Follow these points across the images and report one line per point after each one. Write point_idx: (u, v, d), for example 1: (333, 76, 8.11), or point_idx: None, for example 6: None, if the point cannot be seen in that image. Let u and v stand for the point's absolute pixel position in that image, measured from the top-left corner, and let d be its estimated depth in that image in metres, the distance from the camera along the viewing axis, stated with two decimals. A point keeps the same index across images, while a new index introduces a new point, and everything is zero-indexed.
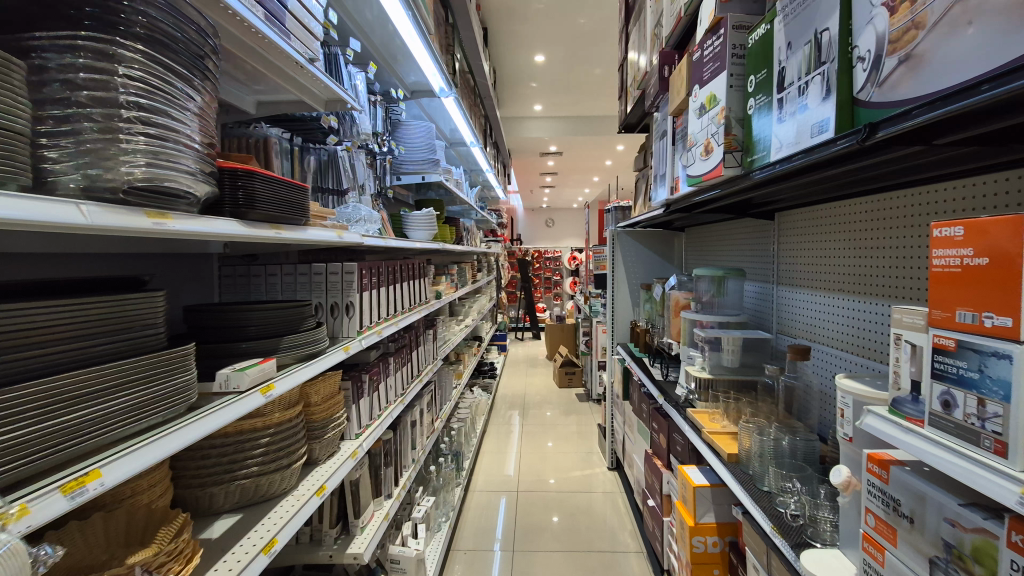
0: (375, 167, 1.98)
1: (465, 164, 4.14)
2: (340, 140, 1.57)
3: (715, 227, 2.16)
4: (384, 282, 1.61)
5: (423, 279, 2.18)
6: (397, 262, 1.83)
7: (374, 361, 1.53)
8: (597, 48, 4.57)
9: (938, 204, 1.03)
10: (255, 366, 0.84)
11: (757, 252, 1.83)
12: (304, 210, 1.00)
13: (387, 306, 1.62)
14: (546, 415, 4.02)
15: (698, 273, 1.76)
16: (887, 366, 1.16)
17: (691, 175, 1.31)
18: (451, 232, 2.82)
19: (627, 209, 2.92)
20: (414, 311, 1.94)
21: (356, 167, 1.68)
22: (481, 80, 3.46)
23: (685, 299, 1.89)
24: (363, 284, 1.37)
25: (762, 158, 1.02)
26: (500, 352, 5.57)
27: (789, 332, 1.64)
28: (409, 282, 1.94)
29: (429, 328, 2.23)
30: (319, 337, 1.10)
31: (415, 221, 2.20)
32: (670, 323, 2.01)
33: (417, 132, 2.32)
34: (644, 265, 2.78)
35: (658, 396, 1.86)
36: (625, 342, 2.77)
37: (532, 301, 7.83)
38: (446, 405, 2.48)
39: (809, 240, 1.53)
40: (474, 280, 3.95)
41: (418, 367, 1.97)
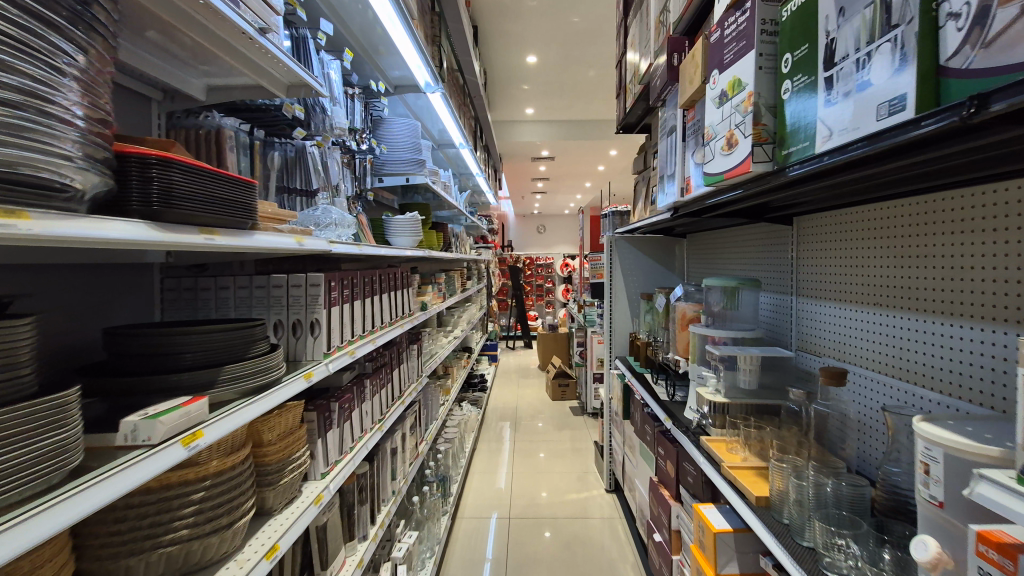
0: (353, 167, 1.80)
1: (455, 167, 3.97)
2: (310, 134, 1.39)
3: (724, 234, 2.00)
4: (359, 294, 1.43)
5: (406, 289, 2.00)
6: (376, 272, 1.65)
7: (347, 385, 1.35)
8: (591, 48, 4.42)
9: (949, 213, 0.97)
10: (175, 409, 0.66)
11: (771, 261, 1.68)
12: (252, 211, 0.82)
13: (363, 323, 1.44)
14: (539, 429, 3.85)
15: (709, 283, 1.60)
16: (897, 386, 1.09)
17: (708, 173, 1.14)
18: (439, 238, 2.65)
19: (625, 214, 2.76)
20: (395, 325, 1.75)
21: (330, 165, 1.50)
22: (471, 78, 3.29)
23: (693, 312, 1.73)
24: (332, 299, 1.19)
25: (801, 150, 0.85)
26: (491, 363, 5.38)
27: (806, 349, 1.50)
28: (390, 294, 1.76)
29: (413, 343, 2.05)
30: (272, 364, 0.92)
31: (398, 227, 2.03)
32: (675, 338, 1.84)
33: (401, 130, 2.15)
34: (644, 273, 2.62)
35: (665, 420, 1.69)
36: (624, 355, 2.60)
37: (523, 309, 7.66)
38: (432, 426, 2.30)
39: (818, 250, 1.45)
40: (463, 288, 3.78)
41: (400, 387, 1.79)
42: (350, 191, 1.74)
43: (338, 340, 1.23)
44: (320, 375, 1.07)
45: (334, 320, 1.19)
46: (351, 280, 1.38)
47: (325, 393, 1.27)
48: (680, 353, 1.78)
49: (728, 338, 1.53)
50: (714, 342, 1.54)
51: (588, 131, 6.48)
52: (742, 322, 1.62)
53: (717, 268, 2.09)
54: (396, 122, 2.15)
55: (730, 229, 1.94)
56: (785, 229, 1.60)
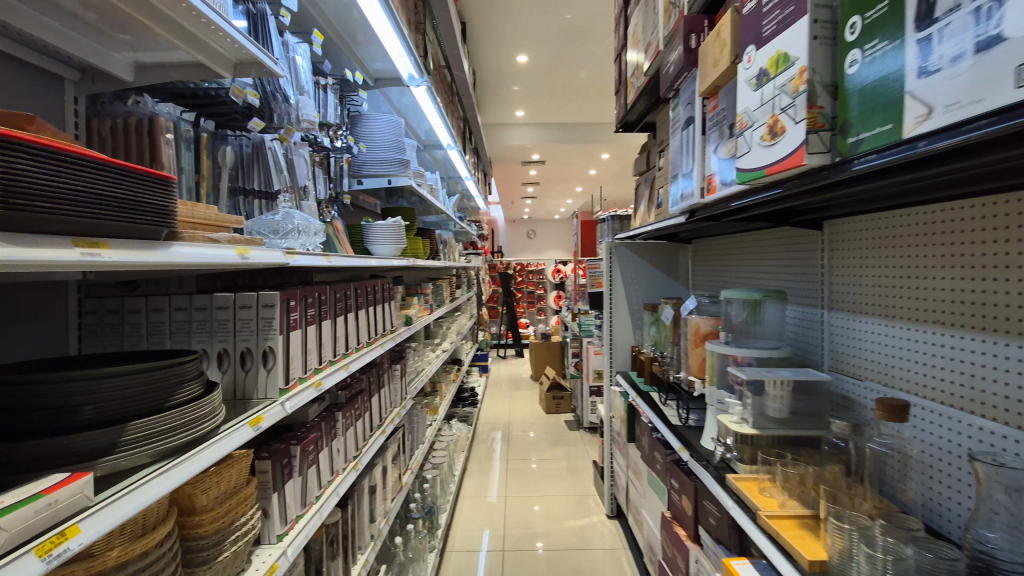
0: (324, 167, 1.60)
1: (443, 169, 3.78)
2: (271, 128, 1.20)
3: (740, 240, 1.83)
4: (328, 314, 1.23)
5: (388, 303, 1.80)
6: (352, 285, 1.45)
7: (312, 421, 1.14)
8: (583, 47, 4.26)
9: None
10: (42, 496, 0.46)
11: (795, 270, 1.50)
12: (169, 216, 0.63)
13: (333, 346, 1.24)
14: (532, 444, 3.65)
15: (729, 295, 1.42)
16: (960, 421, 0.94)
17: (742, 169, 0.97)
18: (425, 246, 2.45)
19: (625, 219, 2.58)
20: (372, 346, 1.55)
21: (296, 163, 1.30)
22: (459, 76, 3.11)
23: (709, 327, 1.56)
24: (292, 322, 0.99)
25: (880, 135, 0.67)
26: (481, 374, 5.18)
27: (837, 370, 1.33)
28: (368, 309, 1.56)
29: (397, 362, 1.85)
30: (204, 412, 0.72)
31: (379, 233, 1.83)
32: (687, 355, 1.67)
33: (382, 128, 1.96)
34: (645, 281, 2.44)
35: (679, 449, 1.50)
36: (626, 371, 2.41)
37: (515, 316, 7.46)
38: (417, 451, 2.10)
39: (850, 259, 1.28)
40: (452, 297, 3.58)
41: (379, 415, 1.58)
42: (320, 194, 1.54)
43: (301, 371, 1.03)
44: (272, 419, 0.86)
45: (294, 347, 0.99)
46: (319, 297, 1.17)
47: (286, 433, 1.07)
48: (694, 373, 1.60)
49: (752, 358, 1.35)
50: (737, 362, 1.36)
51: (579, 134, 6.33)
52: (767, 339, 1.44)
53: (731, 279, 1.91)
54: (376, 118, 1.96)
55: (748, 234, 1.76)
56: (813, 234, 1.42)
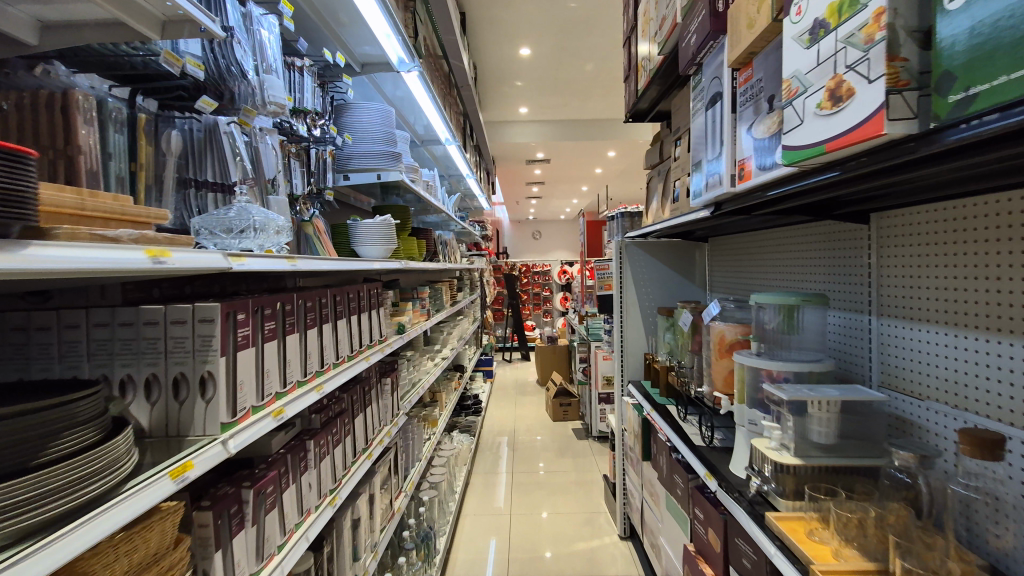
0: (300, 159, 1.43)
1: (443, 167, 3.61)
2: (226, 111, 1.03)
3: (769, 236, 1.64)
4: (296, 327, 1.05)
5: (377, 309, 1.63)
6: (330, 292, 1.27)
7: (273, 455, 0.97)
8: (588, 38, 4.09)
9: None
10: None
11: (835, 270, 1.32)
12: (27, 208, 0.46)
13: (302, 365, 1.06)
14: (538, 454, 3.46)
15: (760, 300, 1.24)
16: None
17: (789, 147, 0.78)
18: (421, 247, 2.28)
19: (635, 215, 2.40)
20: (356, 360, 1.37)
21: (260, 152, 1.14)
22: (457, 67, 2.94)
23: (734, 336, 1.38)
24: (239, 340, 0.82)
25: (1004, 87, 0.48)
26: (485, 380, 5.01)
27: (888, 386, 1.15)
28: (350, 318, 1.38)
29: (388, 375, 1.67)
30: (95, 462, 0.56)
31: (367, 233, 1.66)
32: (710, 367, 1.49)
33: (371, 118, 1.79)
34: (659, 283, 2.26)
35: (704, 475, 1.32)
36: (639, 380, 2.23)
37: (520, 318, 7.29)
38: (412, 470, 1.93)
39: (902, 257, 1.10)
40: (452, 301, 3.41)
41: (365, 437, 1.40)
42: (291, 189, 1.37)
43: (254, 399, 0.85)
44: (207, 463, 0.69)
45: (241, 371, 0.81)
46: (282, 308, 1.00)
47: (239, 473, 0.89)
48: (718, 388, 1.42)
49: (790, 373, 1.17)
50: (771, 378, 1.18)
51: (585, 131, 6.15)
52: (805, 349, 1.25)
53: (761, 280, 1.72)
54: (364, 108, 1.79)
55: (779, 230, 1.57)
56: (857, 229, 1.23)
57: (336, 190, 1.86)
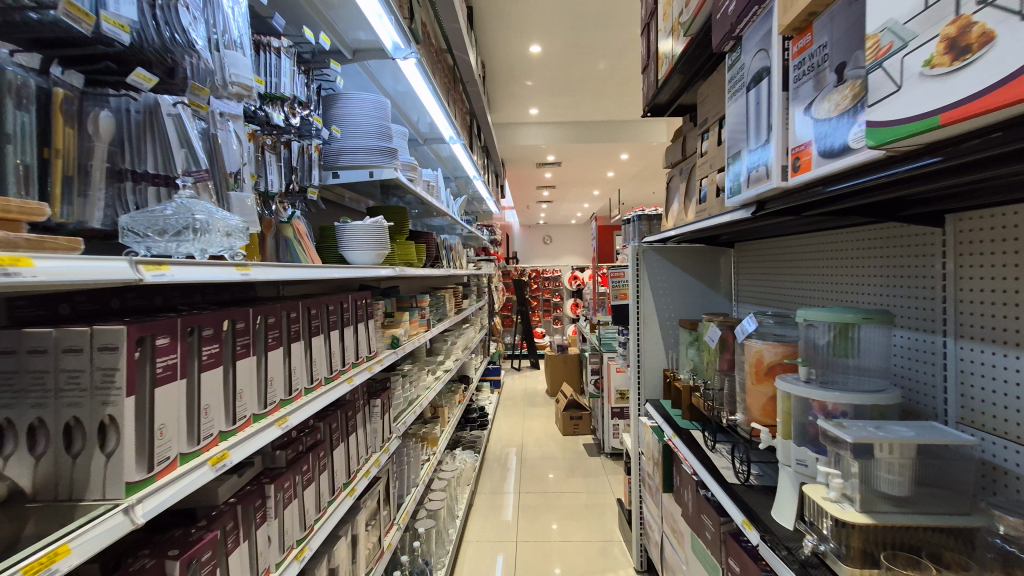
0: (276, 152, 1.26)
1: (449, 168, 3.46)
2: (171, 91, 0.87)
3: (812, 242, 1.44)
4: (250, 349, 0.87)
5: (367, 322, 1.45)
6: (304, 305, 1.10)
7: (218, 508, 0.79)
8: (602, 33, 3.90)
9: None
10: None
11: (896, 282, 1.12)
12: None
13: (257, 394, 0.88)
14: (546, 472, 3.26)
15: (809, 317, 1.05)
16: None
17: (878, 124, 0.59)
18: (421, 251, 2.10)
19: (653, 219, 2.21)
20: (336, 383, 1.19)
21: (221, 141, 0.97)
22: (463, 61, 2.77)
23: (775, 359, 1.21)
24: (159, 372, 0.64)
25: None
26: (492, 390, 4.82)
27: (971, 425, 0.94)
28: (330, 333, 1.20)
29: (380, 396, 1.48)
30: None
31: (356, 235, 1.48)
32: (745, 391, 1.30)
33: (363, 110, 1.62)
34: (680, 292, 2.07)
35: (740, 522, 1.12)
36: (658, 399, 2.03)
37: (529, 326, 7.09)
38: (407, 498, 1.75)
39: (989, 268, 0.90)
40: (457, 309, 3.24)
41: (348, 471, 1.22)
42: (264, 185, 1.21)
43: (182, 444, 0.68)
44: (99, 542, 0.51)
45: (160, 411, 0.63)
46: (232, 328, 0.82)
47: (168, 535, 0.71)
48: (755, 418, 1.24)
49: (848, 407, 0.98)
50: (825, 412, 0.99)
51: (596, 132, 5.97)
52: (864, 376, 1.06)
53: (802, 291, 1.52)
54: (356, 98, 1.62)
55: (825, 234, 1.37)
56: (927, 232, 1.03)
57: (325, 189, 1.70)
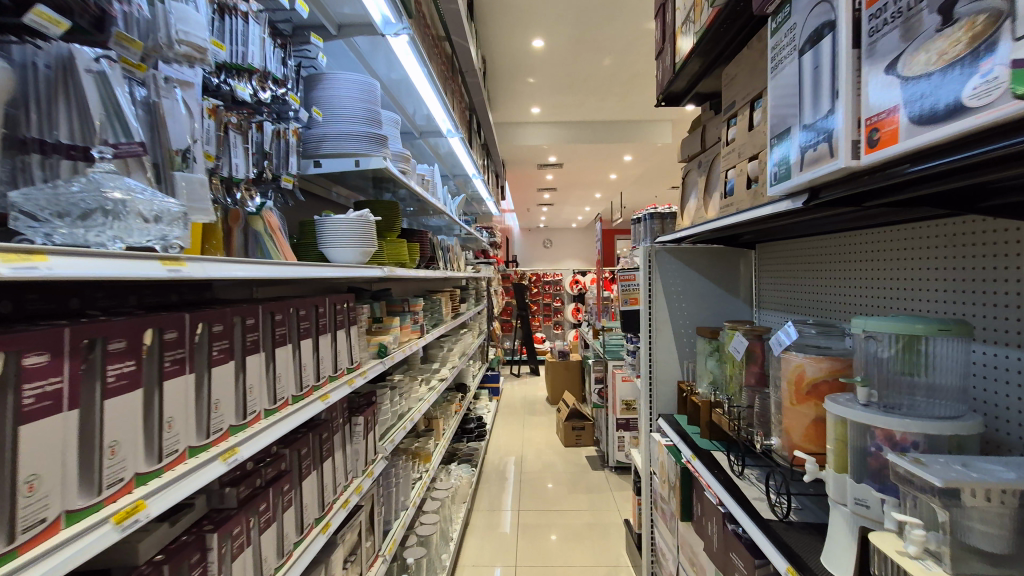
0: (243, 132, 1.10)
1: (446, 164, 3.30)
2: (93, 40, 0.67)
3: (856, 241, 1.27)
4: (185, 364, 0.72)
5: (350, 329, 1.28)
6: (267, 310, 0.93)
7: (138, 570, 0.62)
8: (608, 28, 3.75)
9: None
10: None
11: (970, 288, 0.95)
12: None
13: (192, 418, 0.73)
14: (547, 487, 3.07)
15: (868, 327, 0.89)
16: None
17: None
18: (414, 251, 1.94)
19: (666, 217, 2.05)
20: (309, 402, 1.01)
21: (163, 112, 0.80)
22: (462, 51, 2.61)
23: (819, 376, 1.05)
24: (28, 404, 0.50)
25: None
26: (491, 398, 4.65)
27: None
28: (301, 343, 1.03)
29: (365, 413, 1.31)
30: None
31: (333, 230, 1.31)
32: (783, 412, 1.13)
33: (348, 92, 1.46)
34: (696, 297, 1.90)
35: (783, 570, 0.95)
36: (672, 414, 1.86)
37: (529, 331, 6.91)
38: (394, 523, 1.57)
39: None
40: (454, 313, 3.07)
41: (322, 503, 1.04)
42: (231, 171, 1.06)
43: (70, 498, 0.54)
44: None
45: (31, 457, 0.50)
46: (158, 339, 0.68)
47: None
48: (796, 443, 1.08)
49: (919, 436, 0.81)
50: (893, 442, 0.83)
51: (600, 133, 5.81)
52: (936, 399, 0.89)
53: (843, 296, 1.35)
54: (340, 78, 1.46)
55: (873, 231, 1.20)
56: (1012, 228, 0.86)
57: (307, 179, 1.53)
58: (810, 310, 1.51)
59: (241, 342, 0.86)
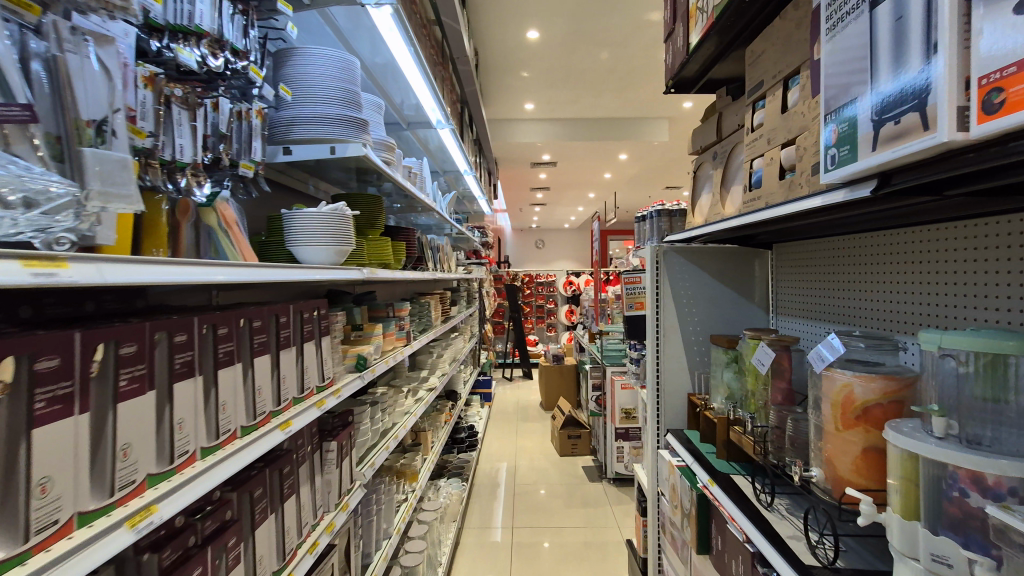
0: (191, 107, 0.92)
1: (436, 159, 3.13)
2: None
3: (909, 238, 1.12)
4: (71, 403, 0.54)
5: (323, 341, 1.11)
6: (208, 324, 0.76)
7: None
8: (606, 20, 3.60)
9: None
10: None
11: None
12: None
13: (83, 472, 0.54)
14: (543, 500, 2.91)
15: (947, 344, 0.73)
16: None
17: None
18: (400, 251, 1.77)
19: (675, 214, 1.89)
20: (263, 433, 0.84)
21: (69, 70, 0.63)
22: (454, 36, 2.45)
23: (871, 399, 0.90)
24: None
25: None
26: (482, 404, 4.48)
27: None
28: (255, 361, 0.86)
29: (339, 437, 1.13)
30: None
31: (297, 227, 1.13)
32: (825, 439, 0.97)
33: (320, 68, 1.29)
34: (708, 302, 1.74)
35: None
36: (681, 430, 1.70)
37: (522, 333, 6.75)
38: (374, 556, 1.40)
39: None
40: (444, 316, 2.90)
41: (282, 552, 0.87)
42: (176, 155, 0.89)
43: None
44: None
45: None
46: (26, 369, 0.49)
47: None
48: (844, 477, 0.92)
49: (1016, 479, 0.64)
50: (984, 488, 0.66)
51: (595, 131, 5.66)
52: None
53: (888, 300, 1.20)
54: (313, 53, 1.29)
55: (930, 228, 1.05)
56: None
57: (280, 172, 1.41)
58: (847, 317, 1.35)
59: (165, 366, 0.68)
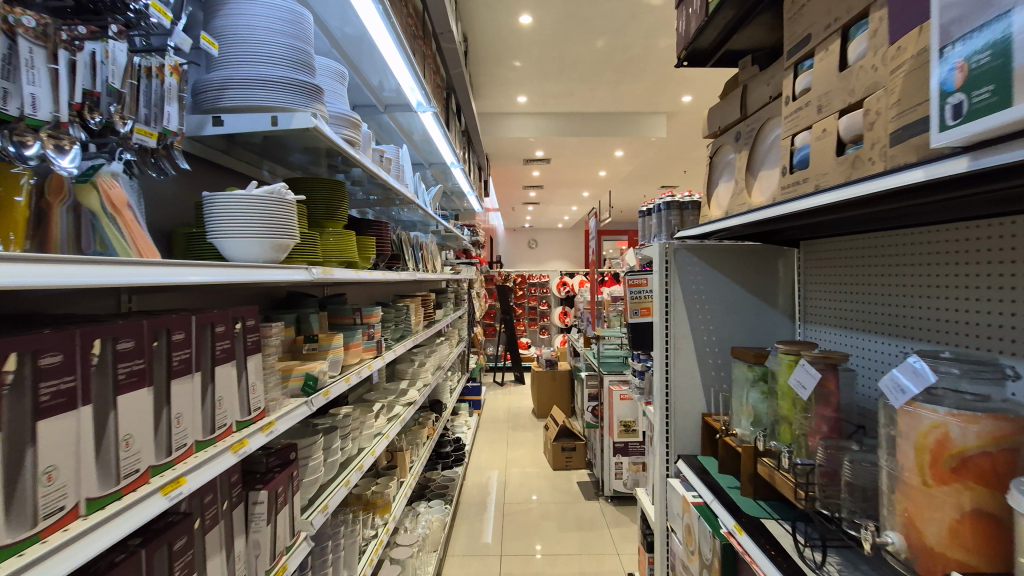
0: (54, 46, 0.67)
1: (420, 149, 2.89)
2: None
3: (1005, 231, 0.89)
4: None
5: (254, 360, 0.87)
6: (21, 352, 0.49)
7: None
8: (603, 2, 3.36)
9: None
10: None
11: None
12: None
13: None
14: (534, 521, 2.67)
15: None
16: None
17: None
18: (370, 249, 1.52)
19: (686, 207, 1.66)
20: (127, 505, 0.59)
21: None
22: (437, 10, 2.20)
23: (971, 446, 0.66)
24: None
25: None
26: (471, 412, 4.24)
27: None
28: (123, 399, 0.60)
29: (273, 483, 0.89)
30: None
31: (211, 220, 0.89)
32: (902, 493, 0.74)
33: (259, 21, 1.05)
34: (725, 307, 1.51)
35: None
36: (694, 456, 1.46)
37: (514, 335, 6.49)
38: None
39: None
40: (427, 320, 2.66)
41: None
42: (27, 109, 0.64)
43: None
44: None
45: None
46: None
47: None
48: (940, 551, 0.68)
49: None
50: None
51: (590, 125, 5.43)
52: None
53: (965, 309, 0.97)
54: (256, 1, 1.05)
55: None
56: None
57: (225, 155, 1.26)
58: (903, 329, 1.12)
59: None
